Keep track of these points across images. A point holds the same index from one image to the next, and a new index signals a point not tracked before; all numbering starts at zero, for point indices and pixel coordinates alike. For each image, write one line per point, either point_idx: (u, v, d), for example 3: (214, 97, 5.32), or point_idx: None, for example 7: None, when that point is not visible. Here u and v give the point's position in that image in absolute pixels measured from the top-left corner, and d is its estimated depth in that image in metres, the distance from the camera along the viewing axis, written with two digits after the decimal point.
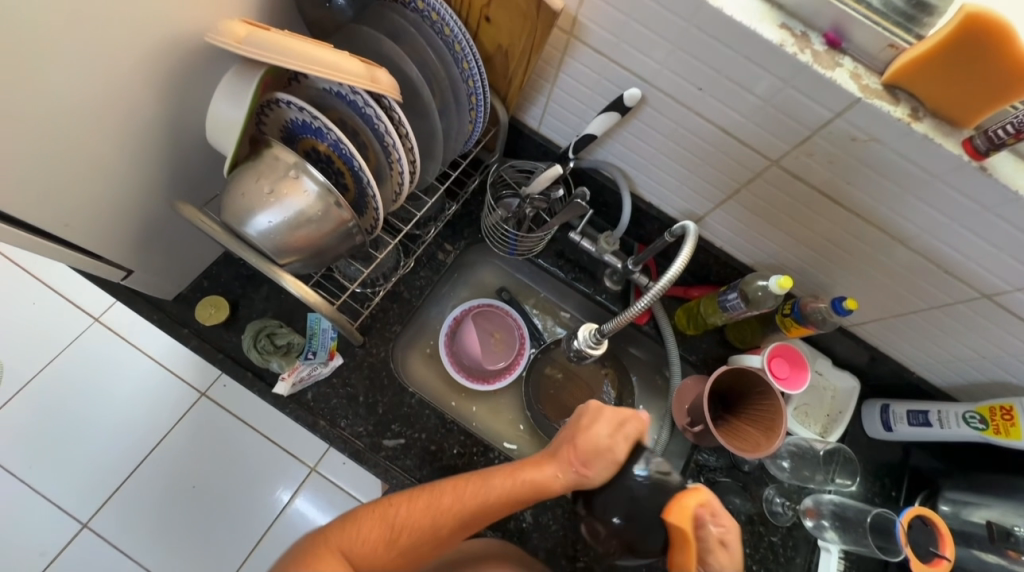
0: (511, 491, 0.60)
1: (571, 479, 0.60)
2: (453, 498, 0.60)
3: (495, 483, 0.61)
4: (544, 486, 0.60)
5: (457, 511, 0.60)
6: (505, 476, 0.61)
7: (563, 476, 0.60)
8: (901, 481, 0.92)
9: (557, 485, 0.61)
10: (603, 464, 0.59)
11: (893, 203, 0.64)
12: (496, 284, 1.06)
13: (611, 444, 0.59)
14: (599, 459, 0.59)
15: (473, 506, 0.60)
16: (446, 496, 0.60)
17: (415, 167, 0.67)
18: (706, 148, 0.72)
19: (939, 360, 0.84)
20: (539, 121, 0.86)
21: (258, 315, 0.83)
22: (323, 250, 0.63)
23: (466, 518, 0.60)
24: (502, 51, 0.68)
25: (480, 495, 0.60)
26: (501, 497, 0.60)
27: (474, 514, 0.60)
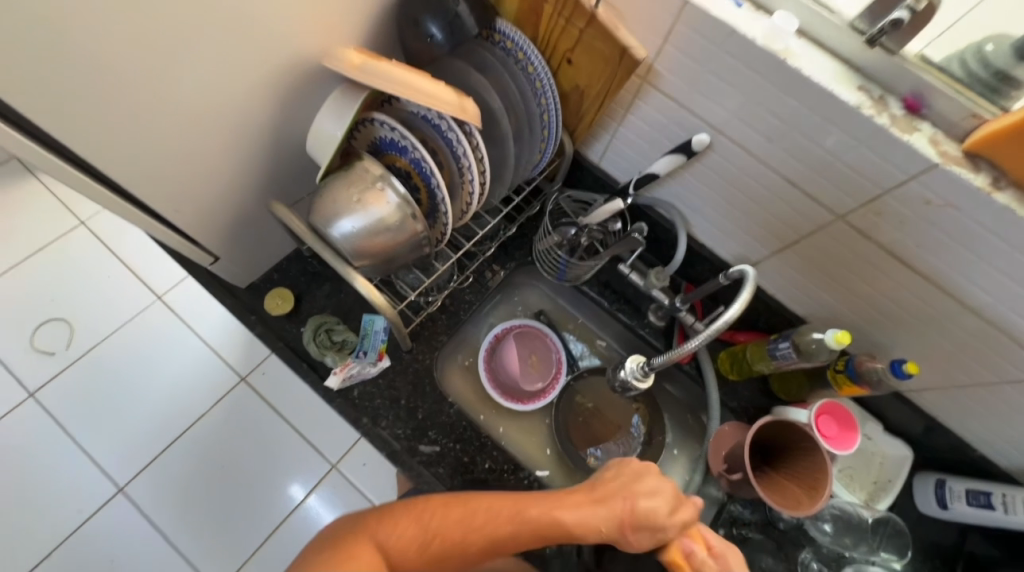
0: (550, 523, 0.60)
1: (611, 521, 0.61)
2: (490, 517, 0.59)
3: (537, 512, 0.60)
4: (583, 531, 0.61)
5: (490, 533, 0.59)
6: (547, 506, 0.61)
7: (609, 517, 0.61)
8: (954, 566, 0.86)
9: (594, 526, 0.61)
10: (649, 539, 0.62)
11: (964, 269, 0.62)
12: (537, 306, 1.09)
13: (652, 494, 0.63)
14: (643, 504, 0.63)
15: (509, 531, 0.59)
16: (482, 515, 0.59)
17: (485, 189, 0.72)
18: (768, 197, 0.73)
19: (1004, 439, 0.79)
20: (601, 155, 0.89)
21: (318, 310, 0.88)
22: (394, 257, 0.67)
23: (500, 539, 0.59)
24: (578, 90, 0.72)
25: (519, 523, 0.60)
26: (538, 529, 0.60)
27: (505, 538, 0.59)
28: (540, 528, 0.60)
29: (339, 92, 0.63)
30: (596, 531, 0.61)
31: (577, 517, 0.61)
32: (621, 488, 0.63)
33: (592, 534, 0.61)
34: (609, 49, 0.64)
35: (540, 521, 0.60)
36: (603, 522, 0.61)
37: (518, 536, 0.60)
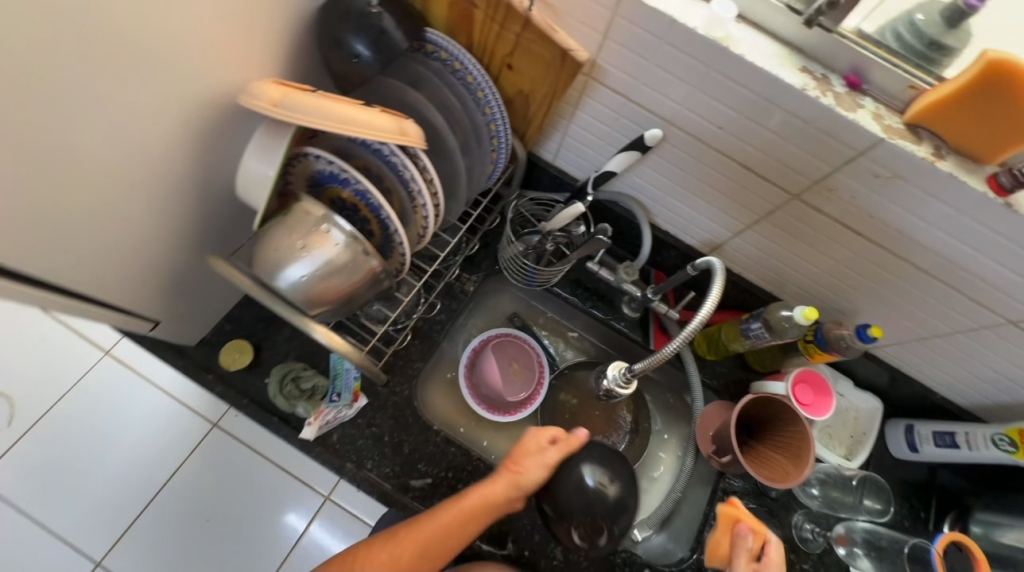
0: (466, 517, 0.63)
1: (512, 493, 0.66)
2: (411, 543, 0.60)
3: (447, 516, 0.62)
4: (490, 499, 0.64)
5: (414, 552, 0.60)
6: (452, 502, 0.64)
7: (504, 490, 0.65)
8: (929, 502, 0.92)
9: (502, 502, 0.65)
10: (538, 468, 0.67)
11: (916, 235, 0.64)
12: (510, 309, 1.07)
13: (544, 457, 0.68)
14: (531, 460, 0.67)
15: (433, 542, 0.61)
16: (402, 543, 0.60)
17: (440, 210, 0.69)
18: (724, 181, 0.73)
19: (963, 381, 0.84)
20: (554, 154, 0.87)
21: (282, 357, 0.82)
22: (352, 297, 0.63)
23: (426, 554, 0.60)
24: (522, 95, 0.69)
25: (436, 529, 0.61)
26: (456, 514, 0.62)
27: (433, 548, 0.61)
28: (458, 526, 0.62)
29: (261, 129, 0.57)
30: (502, 500, 0.65)
31: (475, 501, 0.63)
32: (510, 463, 0.67)
33: (502, 503, 0.65)
34: (548, 52, 0.61)
35: (455, 518, 0.62)
36: (503, 495, 0.65)
37: (443, 543, 0.61)
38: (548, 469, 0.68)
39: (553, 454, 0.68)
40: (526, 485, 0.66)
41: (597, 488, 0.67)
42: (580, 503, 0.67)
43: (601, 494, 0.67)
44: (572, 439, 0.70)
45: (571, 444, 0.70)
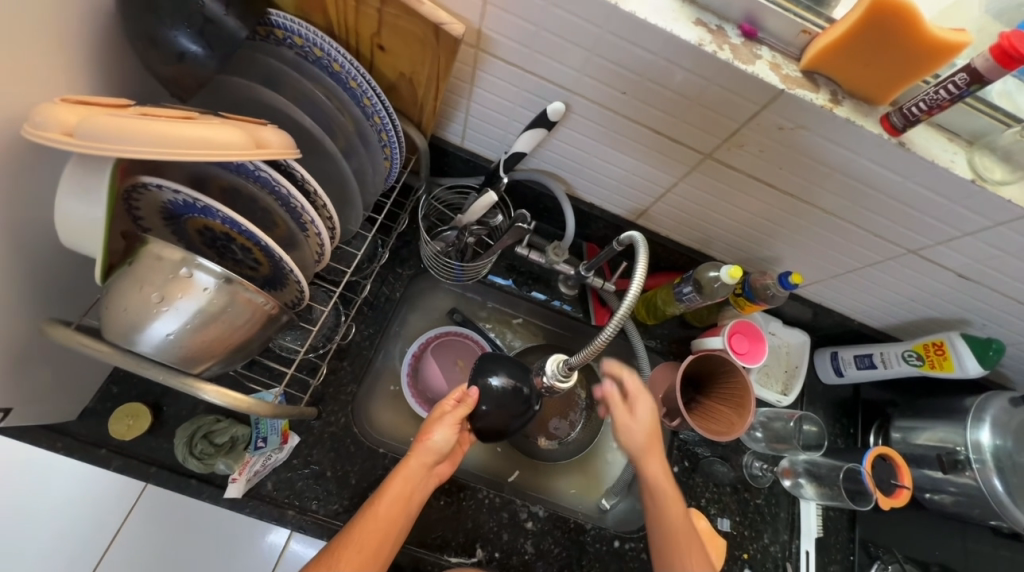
0: (397, 505, 0.63)
1: (430, 463, 0.66)
2: (349, 553, 0.59)
3: (378, 513, 0.62)
4: (406, 477, 0.64)
5: (356, 560, 0.59)
6: (377, 499, 0.63)
7: (421, 463, 0.65)
8: (857, 417, 0.99)
9: (425, 474, 0.66)
10: (440, 427, 0.66)
11: (824, 181, 0.64)
12: (449, 306, 0.98)
13: (446, 418, 0.67)
14: (435, 424, 0.67)
15: (371, 541, 0.61)
16: (341, 556, 0.59)
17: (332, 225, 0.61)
18: (638, 147, 0.70)
19: (874, 307, 0.89)
20: (461, 136, 0.80)
21: (189, 412, 0.72)
22: (244, 343, 0.54)
23: (368, 555, 0.60)
24: (405, 79, 0.61)
25: (372, 530, 0.61)
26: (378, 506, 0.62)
27: (374, 547, 0.61)
28: (393, 516, 0.62)
29: (74, 165, 0.45)
30: (419, 472, 0.65)
31: (398, 487, 0.63)
32: (418, 439, 0.66)
33: (422, 477, 0.65)
34: (419, 28, 0.53)
35: (387, 510, 0.62)
36: (423, 468, 0.65)
37: (384, 539, 0.61)
38: (456, 424, 0.67)
39: (461, 409, 0.67)
40: (441, 449, 0.66)
41: (508, 387, 0.69)
42: (496, 406, 0.68)
43: (514, 388, 0.69)
44: (472, 397, 0.68)
45: (471, 401, 0.68)
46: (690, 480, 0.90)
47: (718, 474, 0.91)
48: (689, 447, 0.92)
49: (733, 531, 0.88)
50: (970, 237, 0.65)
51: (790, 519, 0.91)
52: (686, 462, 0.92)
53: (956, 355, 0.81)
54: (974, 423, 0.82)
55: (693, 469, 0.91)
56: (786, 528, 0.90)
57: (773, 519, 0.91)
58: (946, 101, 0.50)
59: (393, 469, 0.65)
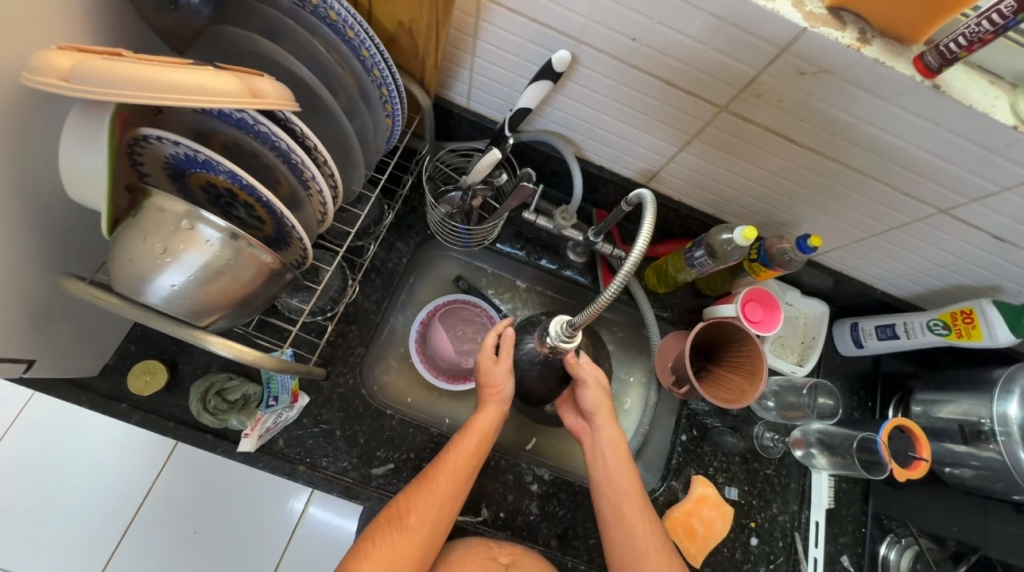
0: (480, 437, 0.69)
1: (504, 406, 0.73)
2: (447, 479, 0.65)
3: (465, 444, 0.68)
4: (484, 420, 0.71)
5: (450, 485, 0.65)
6: (463, 435, 0.69)
7: (498, 406, 0.72)
8: (876, 390, 0.96)
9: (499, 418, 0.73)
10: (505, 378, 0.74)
11: (850, 133, 0.60)
12: (455, 274, 1.00)
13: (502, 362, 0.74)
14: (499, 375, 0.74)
15: (462, 468, 0.67)
16: (440, 480, 0.65)
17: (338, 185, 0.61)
18: (649, 102, 0.66)
19: (898, 274, 0.85)
20: (468, 97, 0.78)
21: (203, 370, 0.75)
22: (249, 298, 0.55)
23: (461, 479, 0.66)
24: (405, 29, 0.59)
25: (462, 460, 0.67)
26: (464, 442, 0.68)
27: (462, 477, 0.66)
28: (476, 447, 0.68)
29: (73, 114, 0.46)
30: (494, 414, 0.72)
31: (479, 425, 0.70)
32: (486, 388, 0.74)
33: (496, 419, 0.72)
34: None
35: (473, 443, 0.69)
36: (498, 413, 0.72)
37: (471, 467, 0.67)
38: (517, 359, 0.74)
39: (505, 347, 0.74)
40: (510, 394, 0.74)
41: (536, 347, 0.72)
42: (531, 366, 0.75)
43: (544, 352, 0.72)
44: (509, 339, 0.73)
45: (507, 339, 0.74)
46: (698, 449, 0.90)
47: (729, 446, 0.89)
48: (698, 419, 0.92)
49: (742, 500, 0.88)
50: (1009, 192, 0.60)
51: (800, 491, 0.90)
52: (695, 432, 0.91)
53: (985, 323, 0.76)
54: (1001, 396, 0.77)
55: (701, 438, 0.91)
56: (797, 499, 0.89)
57: (782, 489, 0.89)
58: (988, 34, 0.46)
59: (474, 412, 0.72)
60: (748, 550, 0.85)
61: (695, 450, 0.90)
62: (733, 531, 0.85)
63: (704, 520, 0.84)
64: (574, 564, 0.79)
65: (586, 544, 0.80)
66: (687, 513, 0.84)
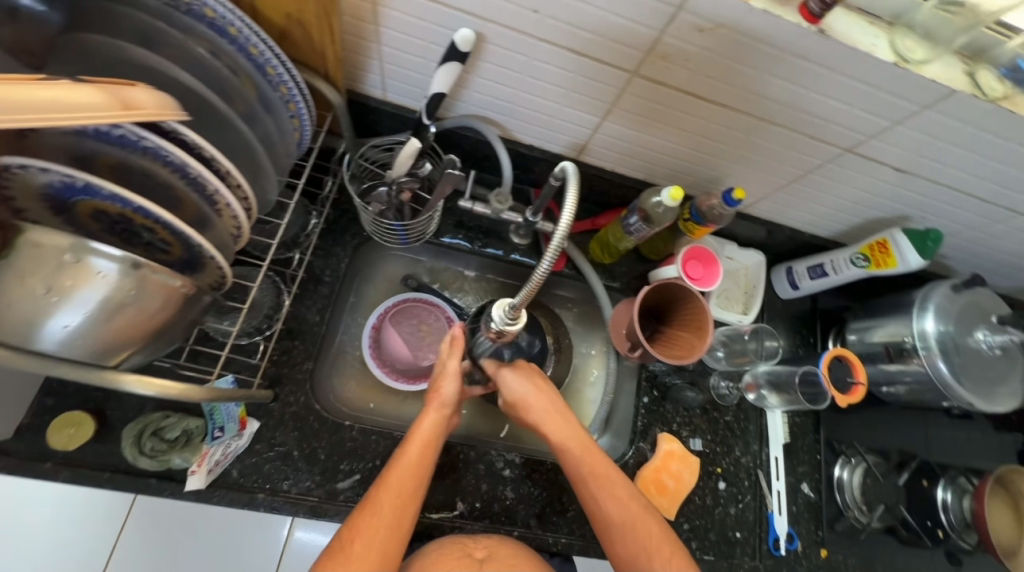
0: (421, 448, 0.68)
1: (446, 410, 0.72)
2: (389, 498, 0.63)
3: (405, 459, 0.66)
4: (424, 429, 0.70)
5: (394, 504, 0.63)
6: (404, 447, 0.68)
7: (438, 412, 0.71)
8: (816, 326, 1.02)
9: (444, 423, 0.72)
10: (452, 381, 0.72)
11: (755, 86, 0.62)
12: (403, 273, 0.98)
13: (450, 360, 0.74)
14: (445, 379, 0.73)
15: (405, 484, 0.65)
16: (382, 501, 0.63)
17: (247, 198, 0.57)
18: (564, 75, 0.66)
19: (821, 215, 0.90)
20: (383, 88, 0.75)
21: (136, 412, 0.70)
22: (163, 329, 0.52)
23: (405, 496, 0.64)
24: (294, 21, 0.56)
25: (405, 475, 0.65)
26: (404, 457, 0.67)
27: (407, 492, 0.65)
28: (418, 459, 0.67)
29: None
30: (435, 421, 0.70)
31: (422, 433, 0.69)
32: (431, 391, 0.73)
33: (437, 426, 0.71)
34: None
35: (415, 454, 0.67)
36: (440, 420, 0.71)
37: (415, 480, 0.65)
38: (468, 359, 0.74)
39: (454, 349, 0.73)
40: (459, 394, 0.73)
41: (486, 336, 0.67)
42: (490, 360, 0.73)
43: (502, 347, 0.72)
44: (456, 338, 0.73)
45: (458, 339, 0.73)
46: (660, 408, 0.93)
47: (689, 400, 0.92)
48: (659, 380, 0.95)
49: (706, 449, 0.92)
50: (901, 126, 0.64)
51: (760, 432, 0.95)
52: (656, 393, 0.94)
53: (898, 251, 0.82)
54: (919, 313, 0.83)
55: (662, 397, 0.94)
56: (757, 439, 0.94)
57: (743, 433, 0.94)
58: None
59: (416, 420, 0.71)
60: (716, 494, 0.89)
61: (658, 410, 0.93)
62: (701, 479, 0.90)
63: (671, 474, 0.87)
64: (555, 538, 0.80)
65: (564, 518, 0.82)
66: (657, 470, 0.87)
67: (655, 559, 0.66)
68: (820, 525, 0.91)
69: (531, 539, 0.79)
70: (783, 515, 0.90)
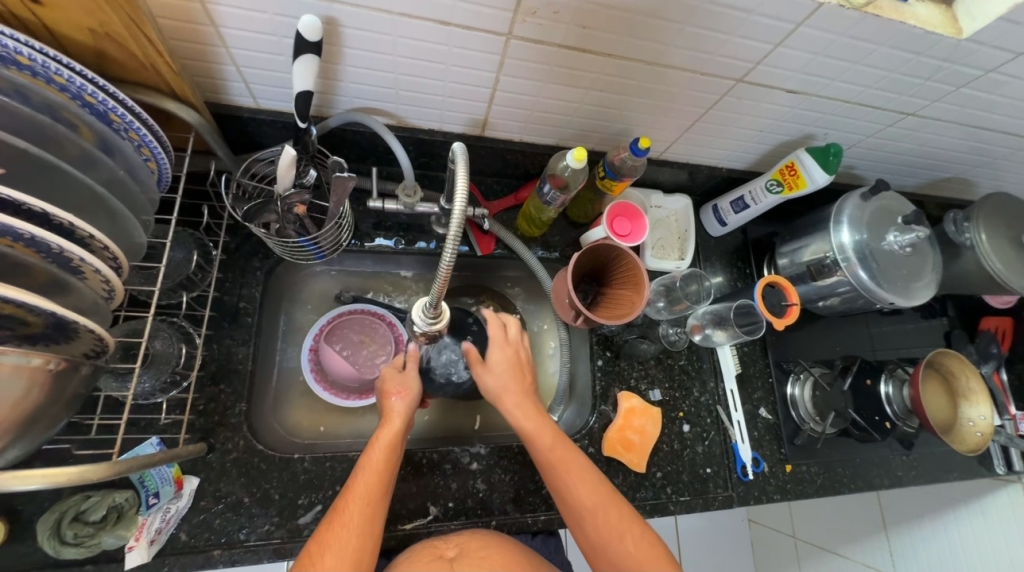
0: (384, 451, 0.66)
1: (408, 410, 0.72)
2: (359, 505, 0.61)
3: (368, 464, 0.64)
4: (392, 430, 0.68)
5: (366, 509, 0.61)
6: (367, 455, 0.65)
7: (401, 413, 0.71)
8: (750, 257, 1.04)
9: (405, 427, 0.71)
10: (410, 381, 0.75)
11: (633, 29, 0.60)
12: (332, 288, 0.93)
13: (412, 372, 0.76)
14: (403, 381, 0.75)
15: (371, 488, 0.62)
16: (351, 510, 0.60)
17: (112, 252, 0.52)
18: (437, 49, 0.61)
19: (734, 149, 0.90)
20: (251, 96, 0.68)
21: (51, 499, 0.63)
22: (38, 412, 0.46)
23: (374, 499, 0.62)
24: (103, 36, 0.49)
25: (371, 480, 0.63)
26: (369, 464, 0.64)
27: (376, 496, 0.62)
28: (382, 462, 0.65)
29: None
30: (400, 423, 0.70)
31: (383, 439, 0.67)
32: (384, 396, 0.73)
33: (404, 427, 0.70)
34: None
35: (379, 461, 0.65)
36: (401, 421, 0.70)
37: (382, 479, 0.64)
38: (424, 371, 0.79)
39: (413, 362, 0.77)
40: (419, 394, 0.75)
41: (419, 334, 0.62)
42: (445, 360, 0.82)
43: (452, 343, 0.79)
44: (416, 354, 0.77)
45: (414, 355, 0.78)
46: (616, 367, 0.94)
47: (645, 353, 0.93)
48: (611, 340, 0.95)
49: (666, 397, 0.94)
50: (781, 47, 0.63)
51: (714, 369, 0.98)
52: (610, 353, 0.95)
53: (806, 171, 0.84)
54: (835, 228, 0.87)
55: (617, 356, 0.95)
56: (712, 376, 0.97)
57: (698, 373, 0.97)
58: None
59: (378, 427, 0.70)
60: (683, 437, 0.92)
61: (613, 369, 0.94)
62: (666, 426, 0.92)
63: (636, 428, 0.89)
64: (535, 518, 0.80)
65: (539, 495, 0.82)
66: (621, 429, 0.88)
67: (600, 507, 0.65)
68: (782, 443, 0.96)
69: (509, 524, 0.79)
70: (746, 442, 0.93)
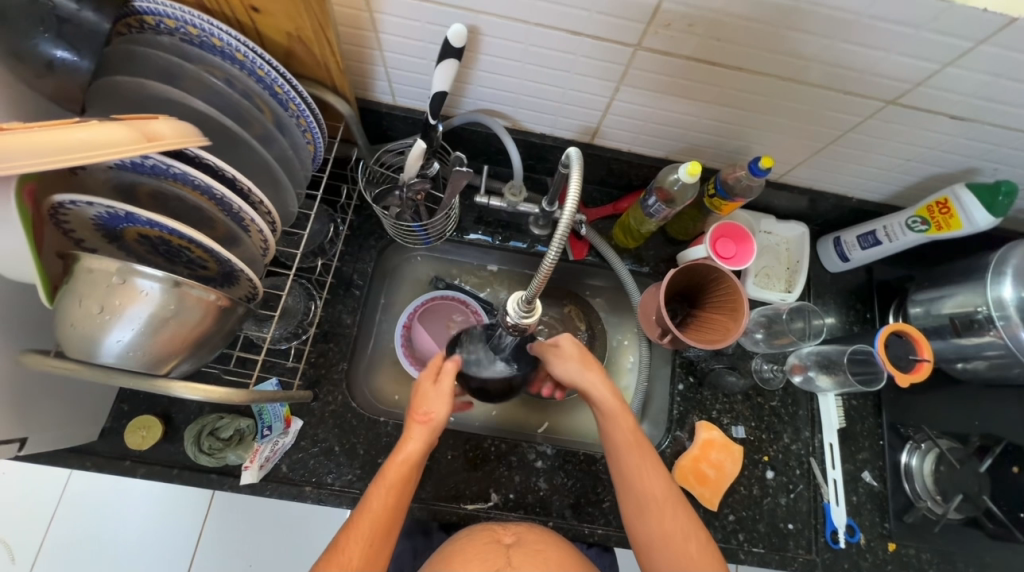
0: (390, 494, 0.62)
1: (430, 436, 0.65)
2: (358, 548, 0.59)
3: (372, 506, 0.62)
4: (408, 462, 0.64)
5: (366, 554, 0.59)
6: (373, 490, 0.63)
7: (422, 441, 0.64)
8: (873, 300, 0.93)
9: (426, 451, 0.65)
10: (439, 405, 0.65)
11: (772, 43, 0.57)
12: (430, 273, 1.00)
13: (446, 387, 0.66)
14: (432, 401, 0.65)
15: (370, 533, 0.60)
16: (352, 553, 0.59)
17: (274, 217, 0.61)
18: (565, 57, 0.64)
19: (870, 178, 0.81)
20: (392, 93, 0.77)
21: (196, 414, 0.77)
22: (206, 338, 0.56)
23: (374, 547, 0.60)
24: (296, 38, 0.59)
25: (371, 525, 0.61)
26: (376, 503, 0.62)
27: (378, 537, 0.61)
28: (387, 505, 0.62)
29: None
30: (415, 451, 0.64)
31: (389, 476, 0.63)
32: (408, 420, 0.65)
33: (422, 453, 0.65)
34: None
35: (382, 502, 0.62)
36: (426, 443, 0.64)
37: (385, 521, 0.61)
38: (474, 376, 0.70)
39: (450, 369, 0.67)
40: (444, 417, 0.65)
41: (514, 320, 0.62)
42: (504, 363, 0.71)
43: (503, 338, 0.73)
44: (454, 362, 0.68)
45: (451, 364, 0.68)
46: (697, 395, 0.89)
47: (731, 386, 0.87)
48: (696, 366, 0.90)
49: (750, 437, 0.87)
50: (952, 67, 0.56)
51: (811, 417, 0.88)
52: (693, 380, 0.90)
53: (961, 210, 0.73)
54: (993, 279, 0.74)
55: (700, 383, 0.90)
56: (807, 424, 0.88)
57: (792, 419, 0.88)
58: None
59: (389, 454, 0.64)
60: (764, 484, 0.84)
61: (695, 397, 0.89)
62: (746, 468, 0.85)
63: (713, 462, 0.84)
64: (592, 529, 0.80)
65: (600, 509, 0.81)
66: (695, 460, 0.84)
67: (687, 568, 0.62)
68: (886, 516, 0.84)
69: (567, 530, 0.79)
70: (841, 506, 0.83)
